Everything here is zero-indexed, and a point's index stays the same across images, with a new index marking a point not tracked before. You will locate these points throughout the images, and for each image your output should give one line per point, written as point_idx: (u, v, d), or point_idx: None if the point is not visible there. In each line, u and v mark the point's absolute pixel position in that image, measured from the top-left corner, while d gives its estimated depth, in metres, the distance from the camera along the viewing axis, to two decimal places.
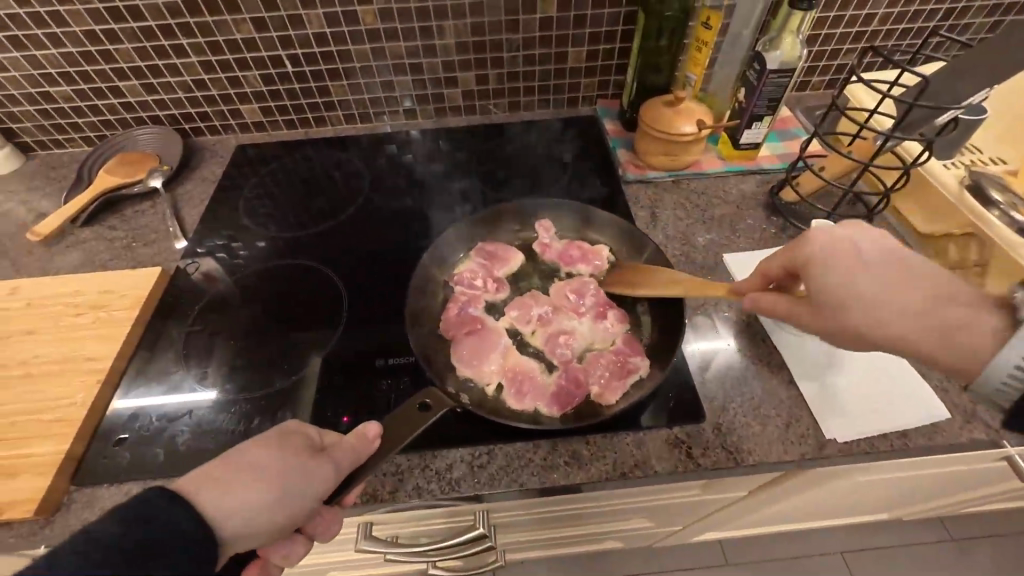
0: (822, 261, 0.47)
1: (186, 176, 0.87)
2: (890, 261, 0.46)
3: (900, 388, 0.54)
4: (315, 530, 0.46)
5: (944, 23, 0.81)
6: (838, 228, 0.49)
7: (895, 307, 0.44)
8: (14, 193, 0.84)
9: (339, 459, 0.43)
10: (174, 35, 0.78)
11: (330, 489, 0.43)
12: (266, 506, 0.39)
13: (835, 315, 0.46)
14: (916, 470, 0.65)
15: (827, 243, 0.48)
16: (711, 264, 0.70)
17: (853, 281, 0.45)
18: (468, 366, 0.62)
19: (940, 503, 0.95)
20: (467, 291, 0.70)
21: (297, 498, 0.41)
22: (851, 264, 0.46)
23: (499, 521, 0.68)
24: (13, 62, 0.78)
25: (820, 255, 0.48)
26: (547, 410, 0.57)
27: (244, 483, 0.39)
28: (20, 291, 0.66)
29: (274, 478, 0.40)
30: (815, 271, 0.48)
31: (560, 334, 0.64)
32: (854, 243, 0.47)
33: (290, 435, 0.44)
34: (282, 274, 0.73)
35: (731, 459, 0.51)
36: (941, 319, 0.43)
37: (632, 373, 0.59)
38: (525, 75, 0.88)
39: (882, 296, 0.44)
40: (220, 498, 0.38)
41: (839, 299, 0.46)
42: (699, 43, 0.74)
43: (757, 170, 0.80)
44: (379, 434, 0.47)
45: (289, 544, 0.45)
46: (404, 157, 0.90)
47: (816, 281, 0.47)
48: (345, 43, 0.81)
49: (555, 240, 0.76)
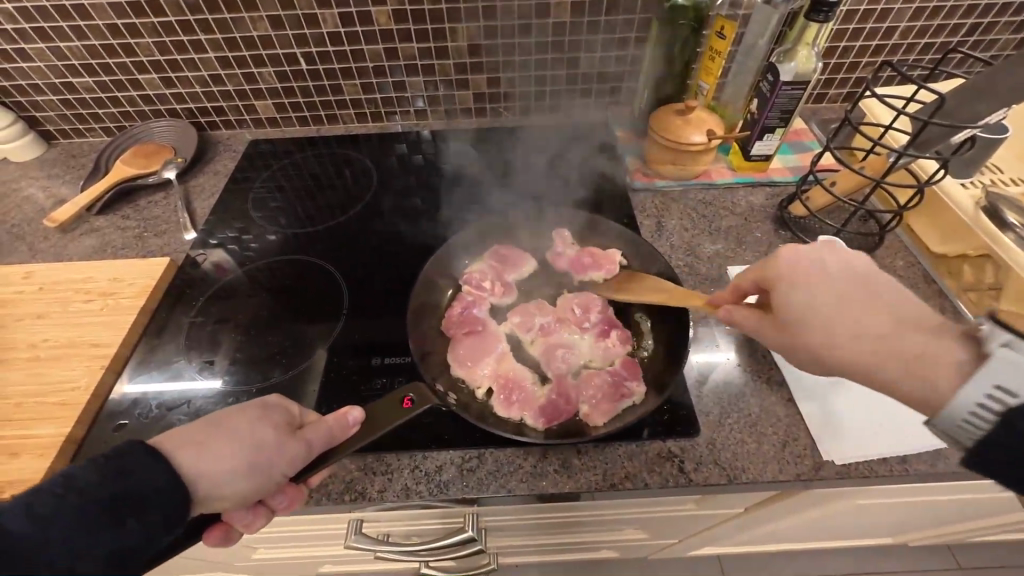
0: (789, 279, 0.46)
1: (199, 169, 0.89)
2: (853, 281, 0.44)
3: (904, 416, 0.52)
4: (278, 504, 0.46)
5: (968, 38, 0.79)
6: (808, 246, 0.48)
7: (858, 330, 0.42)
8: (35, 179, 0.87)
9: (314, 437, 0.44)
10: (193, 30, 0.79)
11: (299, 467, 0.44)
12: (237, 473, 0.40)
13: (798, 333, 0.46)
14: (919, 496, 0.63)
15: (792, 261, 0.47)
16: (715, 276, 0.68)
17: (814, 302, 0.44)
18: (463, 367, 0.62)
19: (946, 530, 0.93)
20: (474, 292, 0.71)
21: (268, 469, 0.41)
22: (814, 284, 0.45)
23: (490, 525, 0.68)
24: (39, 53, 0.80)
25: (786, 273, 0.47)
26: (532, 423, 0.57)
27: (222, 447, 0.40)
28: (33, 275, 0.68)
29: (250, 448, 0.41)
30: (780, 287, 0.47)
31: (559, 347, 0.64)
32: (824, 262, 0.46)
33: (271, 409, 0.45)
34: (287, 269, 0.74)
35: (724, 475, 0.50)
36: (903, 348, 0.41)
37: (624, 398, 0.58)
38: (536, 79, 0.88)
39: (842, 317, 0.43)
40: (197, 458, 0.39)
41: (803, 319, 0.45)
42: (712, 52, 0.73)
43: (767, 182, 0.78)
44: (361, 420, 0.47)
45: (250, 514, 0.45)
46: (413, 158, 0.90)
47: (780, 300, 0.47)
48: (358, 43, 0.82)
49: (567, 248, 0.75)
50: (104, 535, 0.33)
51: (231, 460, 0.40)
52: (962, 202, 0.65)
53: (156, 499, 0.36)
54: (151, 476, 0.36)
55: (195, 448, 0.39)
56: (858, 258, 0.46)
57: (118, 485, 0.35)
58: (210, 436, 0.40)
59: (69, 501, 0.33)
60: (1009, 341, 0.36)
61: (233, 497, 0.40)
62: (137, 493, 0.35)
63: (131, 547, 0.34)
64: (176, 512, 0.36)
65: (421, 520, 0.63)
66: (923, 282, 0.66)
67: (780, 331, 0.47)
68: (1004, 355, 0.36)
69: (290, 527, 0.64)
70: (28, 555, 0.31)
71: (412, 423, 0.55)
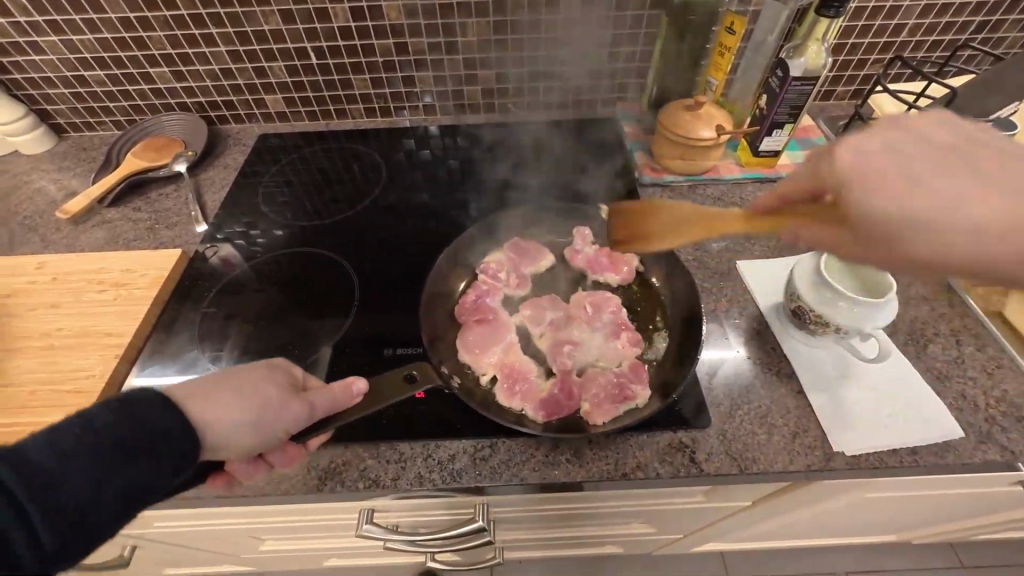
0: (861, 178, 0.37)
1: (209, 163, 0.89)
2: (935, 159, 0.37)
3: (911, 408, 0.53)
4: (276, 460, 0.48)
5: (977, 35, 0.79)
6: (867, 133, 0.39)
7: (964, 217, 0.35)
8: (45, 172, 0.87)
9: (317, 401, 0.45)
10: (205, 24, 0.80)
11: (299, 427, 0.45)
12: (242, 425, 0.41)
13: (886, 239, 0.38)
14: (927, 490, 0.63)
15: (859, 156, 0.38)
16: (724, 270, 0.69)
17: (903, 196, 0.36)
18: (469, 353, 0.63)
19: (951, 527, 0.93)
20: (488, 281, 0.71)
21: (271, 425, 0.43)
22: (896, 177, 0.36)
23: (499, 517, 0.68)
24: (51, 46, 0.81)
25: (856, 171, 0.38)
26: (532, 415, 0.57)
27: (229, 399, 0.41)
28: (46, 266, 0.68)
29: (256, 402, 0.43)
30: (854, 192, 0.37)
31: (565, 343, 0.63)
32: (892, 146, 0.38)
33: (277, 370, 0.47)
34: (297, 262, 0.74)
35: (734, 465, 0.51)
36: (1019, 224, 0.35)
37: (628, 400, 0.57)
38: (545, 75, 0.88)
39: (939, 206, 0.36)
40: (206, 407, 0.40)
41: (895, 221, 0.37)
42: (722, 47, 0.74)
43: (775, 178, 0.79)
44: (364, 391, 0.48)
45: (250, 466, 0.47)
46: (421, 153, 0.91)
47: (855, 207, 0.38)
48: (369, 37, 0.82)
49: (586, 246, 0.75)
50: (124, 471, 0.35)
51: (237, 412, 0.41)
52: None
53: (167, 445, 0.37)
54: (167, 419, 0.37)
55: (204, 397, 0.41)
56: (927, 130, 0.38)
57: (133, 429, 0.36)
58: (218, 388, 0.42)
59: (86, 441, 0.34)
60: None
61: (237, 449, 0.42)
62: (149, 437, 0.36)
63: (148, 484, 0.36)
64: (190, 453, 0.38)
65: (431, 511, 0.63)
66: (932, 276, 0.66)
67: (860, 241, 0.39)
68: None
69: (301, 518, 0.64)
70: (52, 486, 0.32)
71: (424, 412, 0.55)
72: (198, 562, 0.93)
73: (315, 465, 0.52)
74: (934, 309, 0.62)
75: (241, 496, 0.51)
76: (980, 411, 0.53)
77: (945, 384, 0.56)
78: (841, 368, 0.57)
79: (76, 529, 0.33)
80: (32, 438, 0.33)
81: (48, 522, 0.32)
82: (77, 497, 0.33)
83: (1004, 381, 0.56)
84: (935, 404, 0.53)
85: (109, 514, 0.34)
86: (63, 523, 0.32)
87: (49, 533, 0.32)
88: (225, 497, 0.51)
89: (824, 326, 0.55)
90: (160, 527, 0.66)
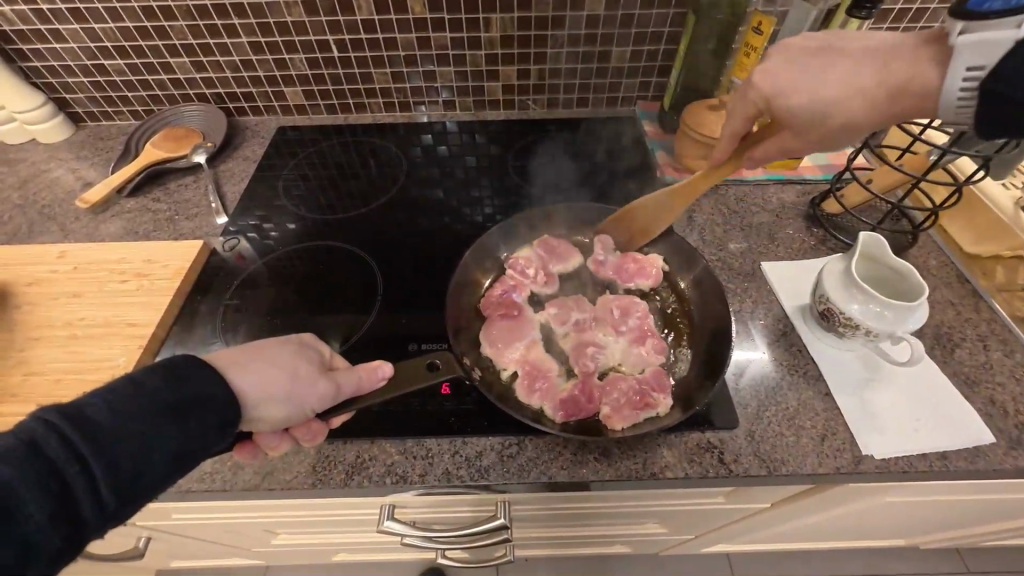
0: (779, 93, 0.50)
1: (228, 154, 0.89)
2: (819, 56, 0.49)
3: (941, 412, 0.53)
4: (302, 434, 0.48)
5: None
6: (767, 62, 0.51)
7: (860, 87, 0.47)
8: (63, 161, 0.87)
9: (343, 380, 0.46)
10: (227, 15, 0.79)
11: (326, 406, 0.46)
12: (272, 399, 0.42)
13: (817, 125, 0.49)
14: (946, 496, 0.63)
15: (769, 80, 0.50)
16: (748, 271, 0.68)
17: (812, 91, 0.48)
18: (491, 347, 0.62)
19: (963, 533, 0.93)
20: (516, 276, 0.70)
21: (300, 401, 0.44)
22: (802, 80, 0.49)
23: (517, 514, 0.68)
24: (72, 34, 0.80)
25: (772, 88, 0.50)
26: (551, 414, 0.55)
27: (261, 372, 0.43)
28: (67, 255, 0.68)
29: (286, 378, 0.43)
30: (779, 104, 0.50)
31: (589, 345, 0.62)
32: (788, 58, 0.50)
33: (307, 348, 0.47)
34: (317, 255, 0.74)
35: (764, 467, 0.50)
36: (896, 76, 0.46)
37: (648, 408, 0.55)
38: (566, 73, 0.88)
39: (839, 88, 0.47)
40: (239, 379, 0.42)
41: (816, 113, 0.48)
42: (748, 47, 0.73)
43: (798, 180, 0.78)
44: (389, 376, 0.48)
45: (277, 438, 0.47)
46: (439, 148, 0.90)
47: (786, 113, 0.50)
48: (392, 31, 0.82)
49: (611, 254, 0.72)
50: (169, 432, 0.37)
51: (268, 386, 0.42)
52: (997, 199, 0.68)
53: (207, 411, 0.39)
54: (207, 384, 0.39)
55: (238, 369, 0.42)
56: (804, 40, 0.50)
57: (173, 397, 0.38)
58: (251, 360, 0.43)
59: (133, 404, 0.36)
60: (964, 27, 0.41)
61: (267, 421, 0.43)
62: (190, 403, 0.38)
63: (193, 445, 0.38)
64: (230, 416, 0.40)
65: (450, 507, 0.63)
66: (957, 281, 0.65)
67: (802, 135, 0.51)
68: (964, 44, 0.41)
69: (319, 512, 0.64)
70: (108, 442, 0.35)
71: (451, 408, 0.55)
72: (205, 554, 0.93)
73: (341, 460, 0.52)
74: (960, 314, 0.62)
75: (267, 490, 0.51)
76: (1010, 417, 0.53)
77: (973, 389, 0.55)
78: (872, 371, 0.56)
79: (131, 484, 0.35)
80: (88, 399, 0.36)
81: (105, 476, 0.34)
82: (128, 454, 0.35)
83: None
84: (961, 405, 0.53)
85: (160, 472, 0.37)
86: (120, 478, 0.35)
87: (107, 487, 0.34)
88: (251, 490, 0.51)
89: (854, 328, 0.55)
90: (177, 520, 0.66)
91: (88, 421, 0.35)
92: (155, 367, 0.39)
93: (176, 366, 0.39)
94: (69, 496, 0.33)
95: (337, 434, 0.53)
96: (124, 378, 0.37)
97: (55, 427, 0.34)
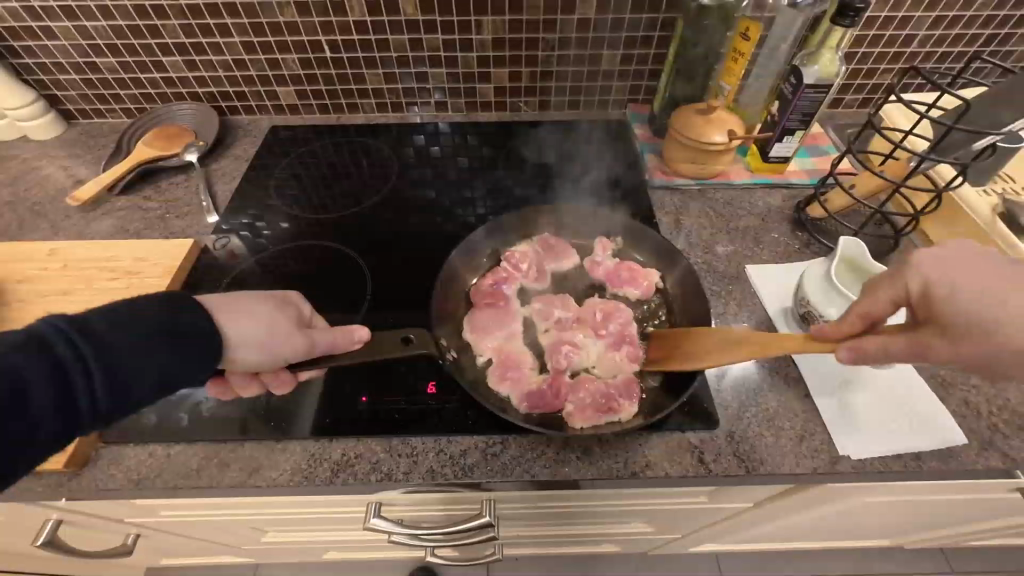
0: (944, 284, 0.42)
1: (220, 153, 0.89)
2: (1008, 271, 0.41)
3: (917, 415, 0.54)
4: (270, 381, 0.54)
5: (985, 48, 0.81)
6: (935, 248, 0.44)
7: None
8: (54, 158, 0.87)
9: (318, 338, 0.51)
10: (220, 15, 0.80)
11: (298, 359, 0.51)
12: (251, 345, 0.49)
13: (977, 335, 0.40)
14: (925, 496, 0.64)
15: (932, 266, 0.43)
16: (733, 274, 0.69)
17: (983, 297, 0.40)
18: (473, 333, 0.65)
19: (945, 534, 0.94)
20: (509, 269, 0.72)
21: (274, 351, 0.49)
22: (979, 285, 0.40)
23: (503, 513, 0.69)
24: (64, 31, 0.80)
25: (938, 278, 0.42)
26: (516, 403, 0.58)
27: (243, 321, 0.49)
28: (57, 253, 0.68)
29: (264, 328, 0.49)
30: (939, 296, 0.41)
31: (566, 343, 0.63)
32: (962, 262, 0.42)
33: (288, 305, 0.53)
34: (307, 254, 0.74)
35: (742, 467, 0.52)
36: None
37: (611, 412, 0.55)
38: (557, 75, 0.88)
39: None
40: (225, 323, 0.48)
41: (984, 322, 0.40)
42: (736, 53, 0.74)
43: (784, 185, 0.79)
44: (364, 340, 0.53)
45: (245, 380, 0.53)
46: (432, 149, 0.91)
47: (945, 310, 0.41)
48: (384, 32, 0.82)
49: (607, 258, 0.73)
50: (161, 352, 0.44)
51: (248, 333, 0.49)
52: (976, 206, 0.66)
53: (195, 343, 0.46)
54: (197, 321, 0.46)
55: (225, 316, 0.48)
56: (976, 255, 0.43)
57: (170, 324, 0.45)
58: (237, 310, 0.49)
59: (135, 325, 0.43)
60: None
61: (244, 364, 0.49)
62: (183, 332, 0.45)
63: (179, 368, 0.45)
64: (214, 351, 0.47)
65: (436, 506, 0.64)
66: None
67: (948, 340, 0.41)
68: None
69: (307, 510, 0.64)
70: (109, 351, 0.42)
71: (436, 407, 0.55)
72: (195, 552, 0.93)
73: (327, 458, 0.53)
74: None
75: (254, 487, 0.52)
76: (981, 418, 0.54)
77: (949, 391, 0.57)
78: (852, 374, 0.57)
79: (123, 391, 0.42)
80: (94, 315, 0.43)
81: (104, 379, 0.41)
82: (128, 362, 0.42)
83: (1006, 391, 0.57)
84: (937, 408, 0.54)
85: (149, 386, 0.43)
86: (115, 383, 0.41)
87: (104, 389, 0.41)
88: (238, 487, 0.51)
89: None
90: (166, 517, 0.66)
91: (93, 332, 0.41)
92: (156, 298, 0.46)
93: (173, 300, 0.46)
94: (72, 389, 0.40)
95: (323, 432, 0.54)
96: (127, 305, 0.44)
97: (64, 333, 0.40)
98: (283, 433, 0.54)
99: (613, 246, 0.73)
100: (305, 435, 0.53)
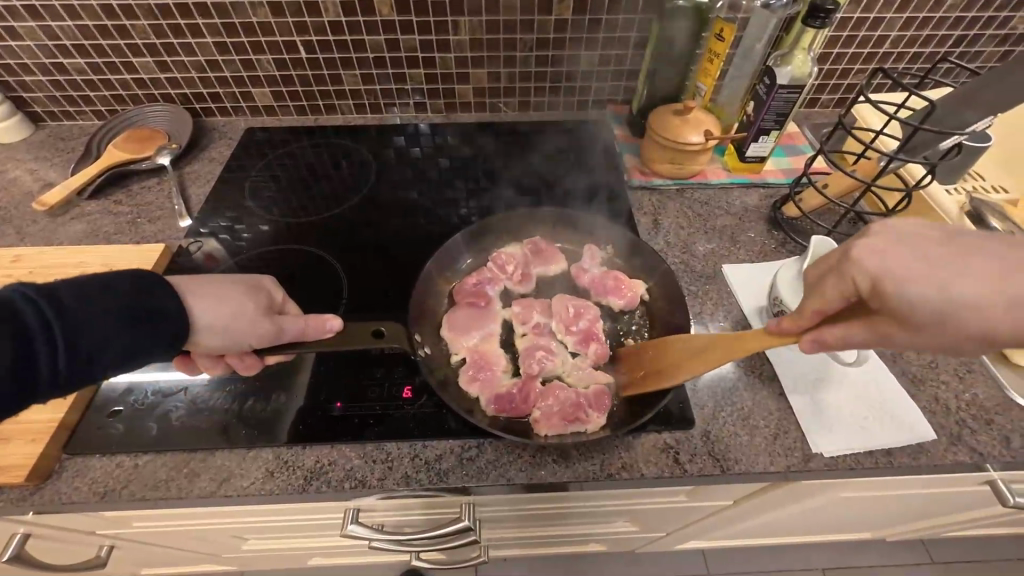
0: (892, 276, 0.39)
1: (194, 156, 0.87)
2: (948, 254, 0.39)
3: (888, 412, 0.55)
4: (236, 363, 0.53)
5: (954, 49, 0.82)
6: (870, 239, 0.41)
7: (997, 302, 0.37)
8: (21, 162, 0.84)
9: (286, 326, 0.50)
10: (191, 15, 0.78)
11: (264, 345, 0.50)
12: (216, 328, 0.48)
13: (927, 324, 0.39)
14: (899, 490, 0.65)
15: (878, 257, 0.40)
16: (711, 273, 0.70)
17: (928, 285, 0.38)
18: (449, 331, 0.64)
19: (924, 526, 0.96)
20: (494, 270, 0.71)
21: (240, 336, 0.49)
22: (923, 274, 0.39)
23: (484, 516, 0.68)
24: (28, 32, 0.78)
25: (883, 272, 0.40)
26: (484, 405, 0.57)
27: (211, 304, 0.48)
28: (22, 260, 0.67)
29: (230, 313, 0.49)
30: (888, 291, 0.39)
31: (539, 349, 0.63)
32: (900, 246, 0.40)
33: (259, 290, 0.52)
34: (284, 257, 0.73)
35: (718, 466, 0.52)
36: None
37: (578, 423, 0.55)
38: (536, 76, 0.88)
39: (972, 292, 0.37)
40: (192, 303, 0.48)
41: (937, 310, 0.38)
42: (712, 54, 0.74)
43: (761, 184, 0.80)
44: (337, 330, 0.52)
45: (211, 362, 0.54)
46: (411, 150, 0.90)
47: (897, 303, 0.39)
48: (360, 33, 0.81)
49: (595, 266, 0.72)
50: (127, 331, 0.43)
51: (215, 316, 0.48)
52: (946, 206, 0.67)
53: (161, 324, 0.45)
54: (167, 303, 0.45)
55: (196, 298, 0.48)
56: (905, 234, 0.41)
57: (139, 304, 0.44)
58: (206, 292, 0.49)
59: (104, 302, 0.42)
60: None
61: (209, 346, 0.49)
62: (152, 313, 0.44)
63: (143, 348, 0.44)
64: (180, 335, 0.46)
65: (416, 511, 0.63)
66: None
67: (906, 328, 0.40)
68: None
69: (285, 518, 0.63)
70: (76, 324, 0.41)
71: (411, 413, 0.55)
72: (174, 562, 0.91)
73: (300, 465, 0.52)
74: None
75: (224, 497, 0.51)
76: (950, 414, 0.55)
77: (919, 388, 0.58)
78: (825, 373, 0.58)
79: (85, 366, 0.41)
80: (63, 287, 0.42)
81: (67, 352, 0.40)
82: (93, 337, 0.41)
83: (974, 387, 0.58)
84: (908, 404, 0.55)
85: (112, 364, 0.43)
86: (78, 358, 0.41)
87: (67, 363, 0.40)
88: (207, 497, 0.50)
89: None
90: (140, 527, 0.65)
91: (63, 304, 0.41)
92: (129, 275, 0.45)
93: (142, 281, 0.45)
94: (32, 362, 0.39)
95: (297, 439, 0.53)
96: (100, 279, 0.43)
97: (33, 302, 0.40)
98: (256, 440, 0.53)
99: (601, 254, 0.72)
100: (279, 441, 0.53)
